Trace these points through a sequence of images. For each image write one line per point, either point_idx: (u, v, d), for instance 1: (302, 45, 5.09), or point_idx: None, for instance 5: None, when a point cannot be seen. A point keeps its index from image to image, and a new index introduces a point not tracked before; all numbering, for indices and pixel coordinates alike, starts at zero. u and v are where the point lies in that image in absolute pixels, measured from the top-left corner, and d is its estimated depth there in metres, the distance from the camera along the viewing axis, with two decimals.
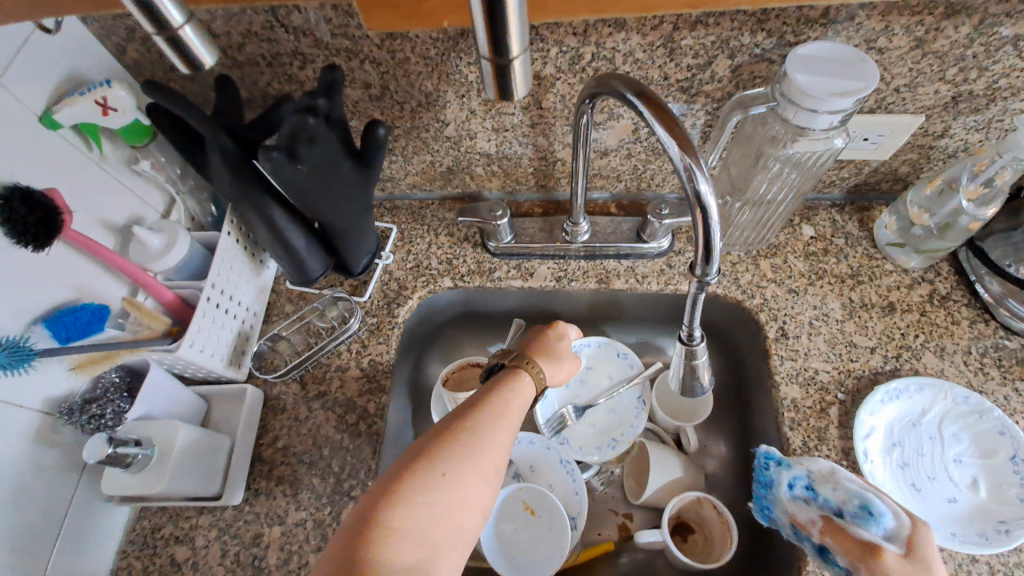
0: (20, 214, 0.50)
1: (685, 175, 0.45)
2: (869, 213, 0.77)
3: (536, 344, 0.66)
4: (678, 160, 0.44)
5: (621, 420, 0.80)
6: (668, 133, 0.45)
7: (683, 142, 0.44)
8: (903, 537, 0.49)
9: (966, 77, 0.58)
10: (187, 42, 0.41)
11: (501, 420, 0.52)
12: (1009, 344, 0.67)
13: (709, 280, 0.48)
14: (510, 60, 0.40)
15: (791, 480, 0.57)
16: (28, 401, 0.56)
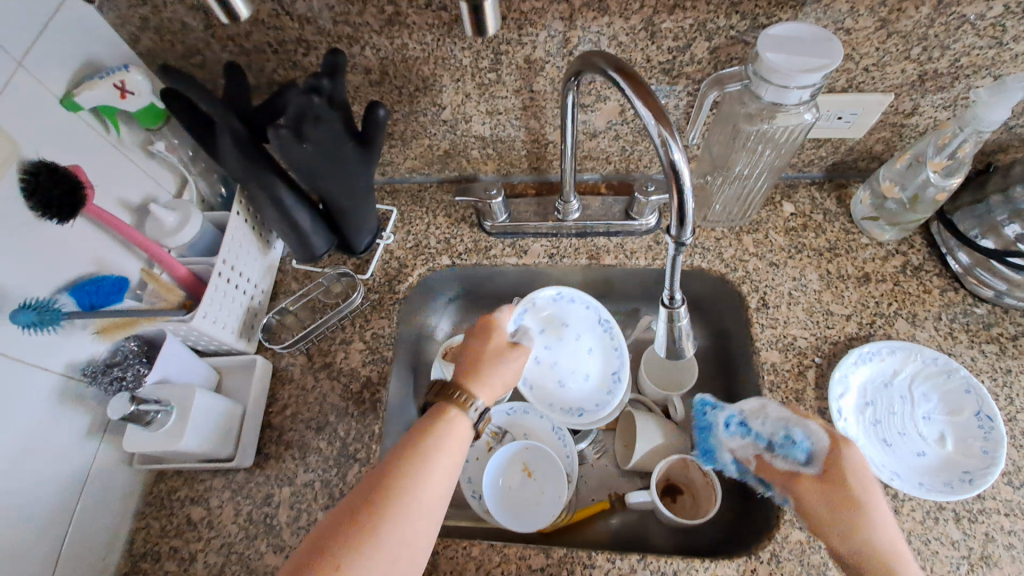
0: (47, 186, 0.55)
1: (661, 146, 0.48)
2: (846, 190, 0.80)
3: (473, 360, 0.64)
4: (655, 132, 0.48)
5: (601, 354, 0.82)
6: (644, 106, 0.48)
7: (659, 114, 0.48)
8: (821, 459, 0.59)
9: (930, 55, 0.62)
10: None
11: (434, 470, 0.53)
12: (977, 311, 0.71)
13: (684, 242, 0.52)
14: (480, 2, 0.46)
15: (726, 419, 0.65)
16: (53, 364, 0.59)
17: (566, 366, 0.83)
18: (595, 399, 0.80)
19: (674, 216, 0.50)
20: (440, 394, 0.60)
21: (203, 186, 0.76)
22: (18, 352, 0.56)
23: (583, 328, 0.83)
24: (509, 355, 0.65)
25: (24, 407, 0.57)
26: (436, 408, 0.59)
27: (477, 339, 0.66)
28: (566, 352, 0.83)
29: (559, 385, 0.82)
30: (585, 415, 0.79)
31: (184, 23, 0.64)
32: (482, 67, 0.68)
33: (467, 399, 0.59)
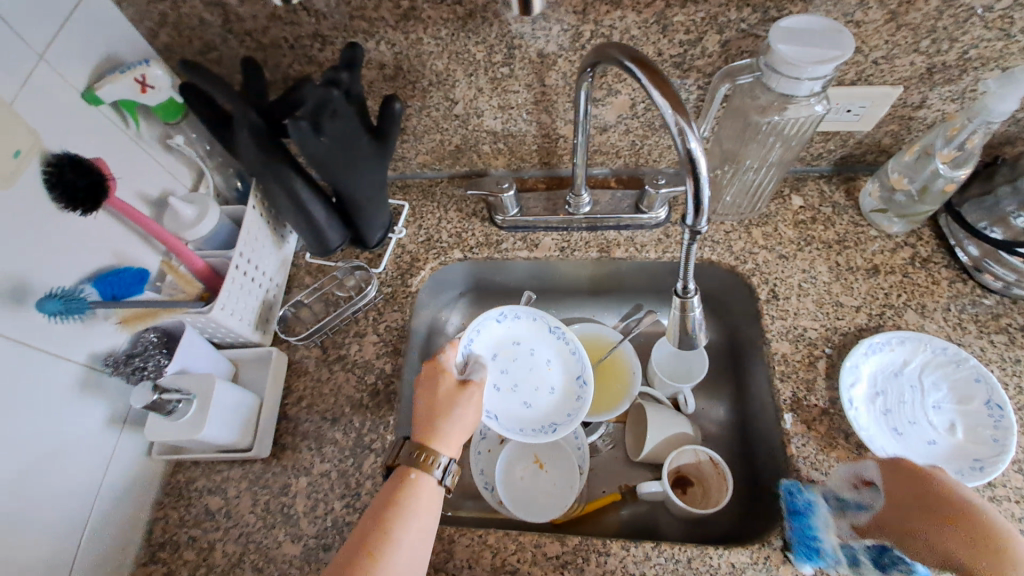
0: (71, 180, 0.56)
1: (677, 136, 0.49)
2: (855, 183, 0.81)
3: (428, 413, 0.63)
4: (672, 121, 0.49)
5: (561, 363, 0.80)
6: (662, 95, 0.49)
7: (676, 104, 0.49)
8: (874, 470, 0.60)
9: (939, 48, 0.63)
10: None
11: (407, 518, 0.55)
12: (986, 301, 0.71)
13: (700, 231, 0.52)
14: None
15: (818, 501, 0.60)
16: (75, 354, 0.60)
17: (528, 386, 0.80)
18: (566, 410, 0.77)
19: (690, 205, 0.51)
20: (402, 457, 0.60)
21: (218, 181, 0.77)
22: (43, 342, 0.57)
23: (535, 340, 0.81)
24: (463, 398, 0.64)
25: (48, 397, 0.58)
26: (399, 472, 0.59)
27: (426, 388, 0.65)
28: (523, 372, 0.80)
29: (524, 407, 0.78)
30: (559, 428, 0.75)
31: (202, 19, 0.65)
32: (495, 61, 0.69)
33: (431, 459, 0.59)
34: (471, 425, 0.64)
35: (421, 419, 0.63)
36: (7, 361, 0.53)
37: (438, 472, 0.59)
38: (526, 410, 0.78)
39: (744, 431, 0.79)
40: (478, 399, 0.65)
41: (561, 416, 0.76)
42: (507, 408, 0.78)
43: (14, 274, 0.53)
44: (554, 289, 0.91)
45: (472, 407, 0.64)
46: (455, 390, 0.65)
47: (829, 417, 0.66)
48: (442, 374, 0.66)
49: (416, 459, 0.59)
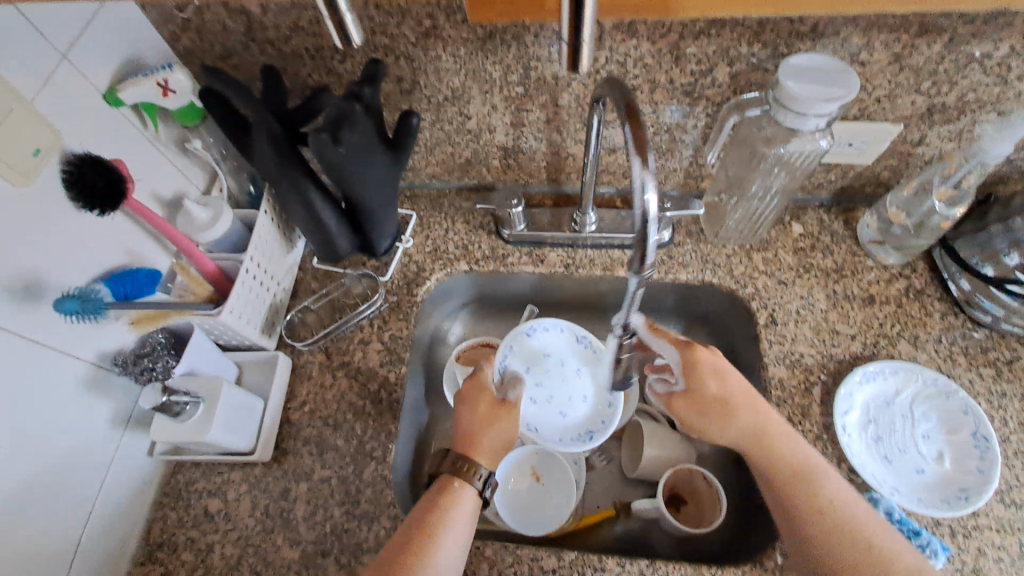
0: (89, 179, 0.56)
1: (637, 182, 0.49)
2: (853, 213, 0.83)
3: (469, 426, 0.65)
4: (634, 165, 0.49)
5: (592, 372, 0.83)
6: (634, 136, 0.49)
7: (641, 148, 0.49)
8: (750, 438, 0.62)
9: (939, 90, 0.65)
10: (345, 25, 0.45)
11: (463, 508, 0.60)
12: (976, 335, 0.74)
13: (644, 276, 0.52)
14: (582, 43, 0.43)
15: None
16: (85, 352, 0.61)
17: (560, 396, 0.83)
18: (599, 418, 0.80)
19: (636, 252, 0.51)
20: (445, 464, 0.61)
21: (231, 183, 0.78)
22: (53, 340, 0.57)
23: (565, 351, 0.84)
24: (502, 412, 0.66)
25: (55, 394, 0.58)
26: (442, 478, 0.61)
27: (466, 403, 0.67)
28: (556, 382, 0.83)
29: (560, 416, 0.81)
30: (595, 435, 0.78)
31: (225, 26, 0.66)
32: (511, 81, 0.70)
33: (472, 469, 0.61)
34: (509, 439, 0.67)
35: (461, 431, 0.65)
36: (17, 358, 0.54)
37: (478, 482, 0.61)
38: (562, 419, 0.81)
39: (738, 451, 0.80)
40: (516, 416, 0.68)
41: (596, 423, 0.79)
42: (545, 419, 0.81)
43: (30, 271, 0.54)
44: (556, 304, 0.92)
45: (511, 421, 0.66)
46: (496, 405, 0.67)
47: (822, 443, 0.68)
48: (483, 390, 0.68)
49: (459, 468, 0.61)
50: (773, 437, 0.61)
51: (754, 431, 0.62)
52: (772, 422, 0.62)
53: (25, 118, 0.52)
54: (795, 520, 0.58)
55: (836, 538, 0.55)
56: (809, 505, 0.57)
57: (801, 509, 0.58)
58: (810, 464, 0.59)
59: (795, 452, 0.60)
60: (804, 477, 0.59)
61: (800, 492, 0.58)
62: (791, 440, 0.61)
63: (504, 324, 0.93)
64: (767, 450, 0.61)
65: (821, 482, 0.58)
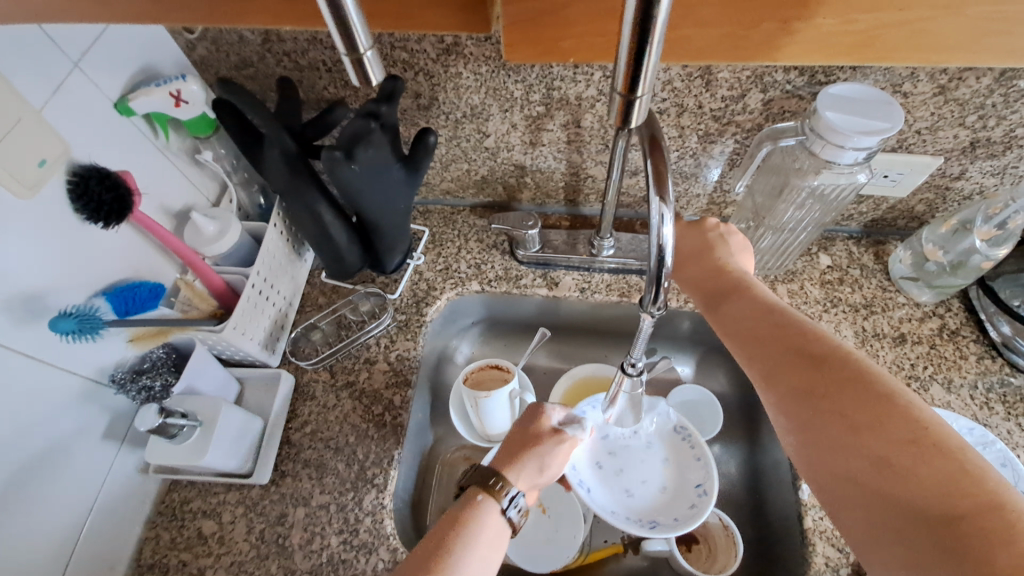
0: (94, 190, 0.55)
1: (655, 219, 0.46)
2: (884, 247, 0.80)
3: (511, 446, 0.61)
4: (654, 205, 0.46)
5: (681, 463, 0.69)
6: (654, 175, 0.47)
7: (660, 184, 0.47)
8: (741, 270, 0.60)
9: (985, 124, 0.62)
10: (367, 66, 0.45)
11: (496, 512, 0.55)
12: (1014, 381, 0.69)
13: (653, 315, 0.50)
14: (637, 97, 0.45)
15: None
16: (81, 369, 0.59)
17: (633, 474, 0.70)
18: (672, 511, 0.66)
19: (649, 287, 0.48)
20: (474, 477, 0.57)
21: (241, 195, 0.76)
22: (50, 356, 0.55)
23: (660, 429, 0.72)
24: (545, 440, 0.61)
25: (49, 409, 0.56)
26: (468, 493, 0.56)
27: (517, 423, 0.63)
28: (638, 455, 0.71)
29: (626, 495, 0.68)
30: (657, 529, 0.64)
31: (242, 36, 0.65)
32: (532, 100, 0.68)
33: (502, 487, 0.56)
34: (550, 472, 0.61)
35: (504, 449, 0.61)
36: (11, 374, 0.52)
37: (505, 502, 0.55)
38: (624, 501, 0.68)
39: (756, 492, 0.76)
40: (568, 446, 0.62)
41: (665, 515, 0.66)
42: (606, 494, 0.68)
43: (30, 284, 0.52)
44: (569, 328, 0.89)
45: (559, 451, 0.61)
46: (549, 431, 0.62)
47: None
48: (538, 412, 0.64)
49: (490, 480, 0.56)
50: (798, 338, 0.50)
51: (771, 332, 0.52)
52: (802, 322, 0.52)
53: (31, 128, 0.50)
54: (837, 442, 0.45)
55: (890, 458, 0.42)
56: (849, 417, 0.45)
57: (841, 420, 0.45)
58: (852, 362, 0.47)
59: (834, 354, 0.48)
60: (842, 381, 0.46)
61: (835, 401, 0.46)
62: (826, 340, 0.49)
63: (514, 346, 0.91)
64: (791, 353, 0.50)
65: (867, 384, 0.45)
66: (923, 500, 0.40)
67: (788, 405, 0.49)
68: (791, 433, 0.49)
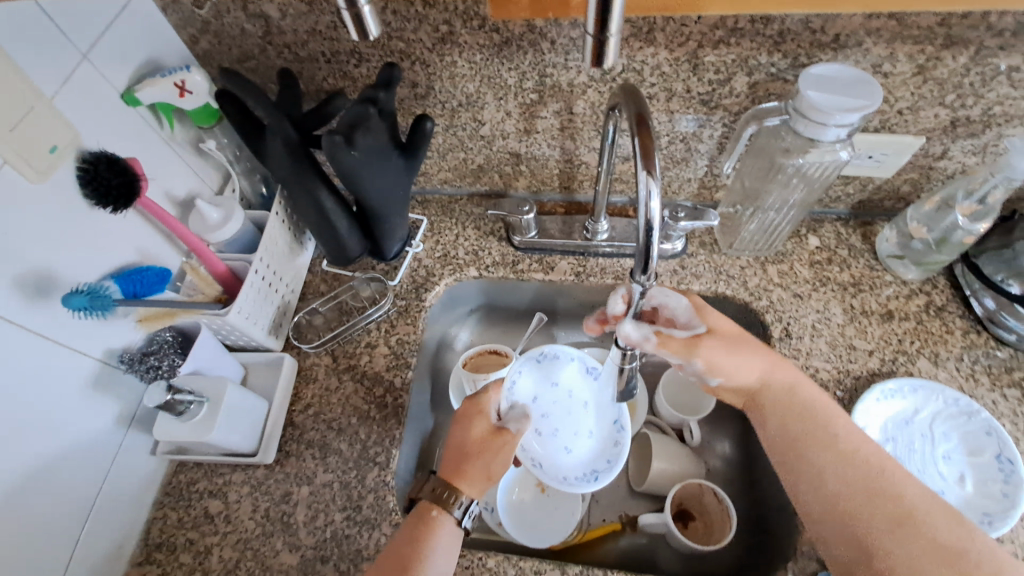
0: (105, 176, 0.57)
1: (643, 191, 0.48)
2: (872, 228, 0.81)
3: (459, 451, 0.63)
4: (642, 179, 0.48)
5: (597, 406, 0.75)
6: (641, 149, 0.48)
7: (648, 155, 0.48)
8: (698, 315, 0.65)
9: (964, 103, 0.63)
10: (364, 19, 0.45)
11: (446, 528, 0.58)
12: (999, 354, 0.71)
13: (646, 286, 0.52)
14: (608, 35, 0.44)
15: None
16: (92, 350, 0.61)
17: (565, 430, 0.75)
18: (605, 458, 0.72)
19: (639, 260, 0.50)
20: (425, 491, 0.60)
21: (244, 185, 0.78)
22: (64, 336, 0.57)
23: (573, 385, 0.76)
24: (494, 442, 0.64)
25: (60, 389, 0.58)
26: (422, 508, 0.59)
27: (460, 429, 0.65)
28: (562, 416, 0.75)
29: (563, 452, 0.73)
30: (600, 478, 0.69)
31: (243, 29, 0.67)
32: (525, 87, 0.70)
33: (453, 498, 0.59)
34: (501, 468, 0.63)
35: (450, 453, 0.63)
36: (25, 352, 0.54)
37: (458, 512, 0.59)
38: (563, 456, 0.73)
39: (750, 469, 0.78)
40: (510, 448, 0.64)
41: (599, 460, 0.72)
42: (546, 455, 0.73)
43: (42, 266, 0.54)
44: (565, 313, 0.91)
45: (504, 451, 0.64)
46: (492, 433, 0.65)
47: None
48: (475, 417, 0.65)
49: (438, 495, 0.59)
50: (815, 420, 0.60)
51: (795, 411, 0.61)
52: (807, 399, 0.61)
53: (44, 117, 0.52)
54: (863, 512, 0.54)
55: (889, 532, 0.53)
56: (864, 503, 0.55)
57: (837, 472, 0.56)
58: (862, 454, 0.57)
59: (841, 447, 0.57)
60: (869, 473, 0.56)
61: (866, 502, 0.55)
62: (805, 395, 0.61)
63: (512, 331, 0.93)
64: (800, 415, 0.61)
65: (880, 492, 0.54)
66: (857, 514, 0.55)
67: (841, 476, 0.56)
68: (816, 510, 0.57)
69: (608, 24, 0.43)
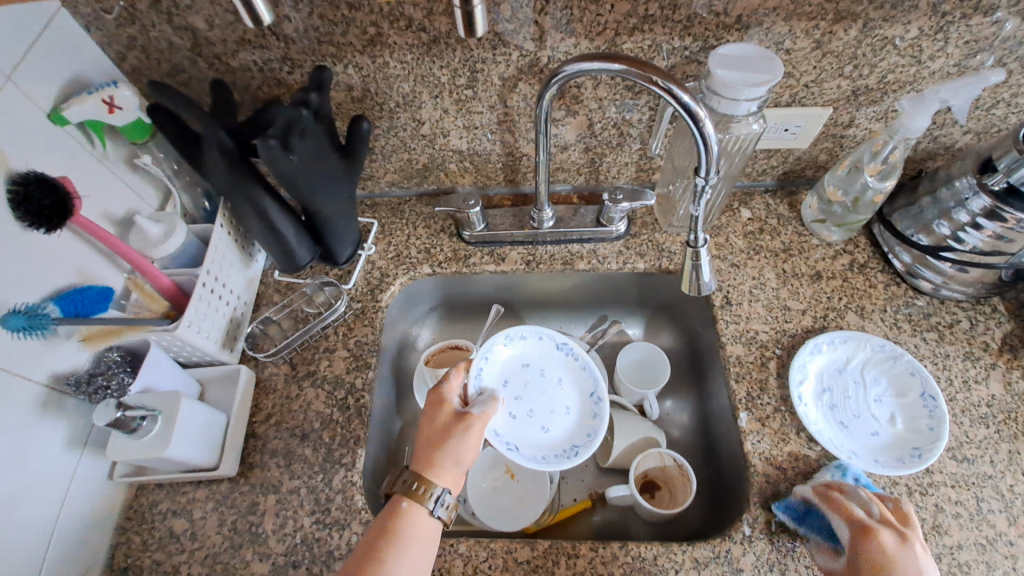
0: (36, 197, 0.56)
1: (667, 96, 0.55)
2: (797, 196, 0.87)
3: (428, 443, 0.63)
4: (658, 88, 0.54)
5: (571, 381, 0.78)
6: (645, 75, 0.54)
7: (662, 75, 0.54)
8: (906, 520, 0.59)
9: (861, 72, 0.69)
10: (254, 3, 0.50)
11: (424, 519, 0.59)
12: (918, 303, 0.77)
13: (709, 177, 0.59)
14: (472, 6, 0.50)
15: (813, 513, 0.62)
16: (36, 375, 0.59)
17: (542, 410, 0.77)
18: (584, 431, 0.74)
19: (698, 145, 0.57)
20: (398, 485, 0.60)
21: (186, 200, 0.78)
22: (2, 361, 0.56)
23: (546, 363, 0.80)
24: (459, 431, 0.64)
25: (5, 417, 0.56)
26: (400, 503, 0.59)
27: (426, 420, 0.65)
28: (536, 395, 0.78)
29: (542, 432, 0.75)
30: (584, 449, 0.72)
31: (172, 43, 0.67)
32: (459, 84, 0.72)
33: (425, 490, 0.59)
34: (467, 457, 0.63)
35: (420, 443, 0.64)
36: None
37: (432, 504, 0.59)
38: (541, 435, 0.74)
39: (706, 434, 0.82)
40: (476, 433, 0.64)
41: (580, 435, 0.74)
42: (526, 438, 0.74)
43: None
44: (521, 303, 0.93)
45: (469, 438, 0.64)
46: (457, 421, 0.65)
47: (781, 414, 0.70)
48: (441, 405, 0.66)
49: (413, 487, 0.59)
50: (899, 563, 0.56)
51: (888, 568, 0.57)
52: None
53: None
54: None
55: None
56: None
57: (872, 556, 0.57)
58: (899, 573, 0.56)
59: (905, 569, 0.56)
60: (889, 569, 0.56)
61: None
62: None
63: (472, 325, 0.95)
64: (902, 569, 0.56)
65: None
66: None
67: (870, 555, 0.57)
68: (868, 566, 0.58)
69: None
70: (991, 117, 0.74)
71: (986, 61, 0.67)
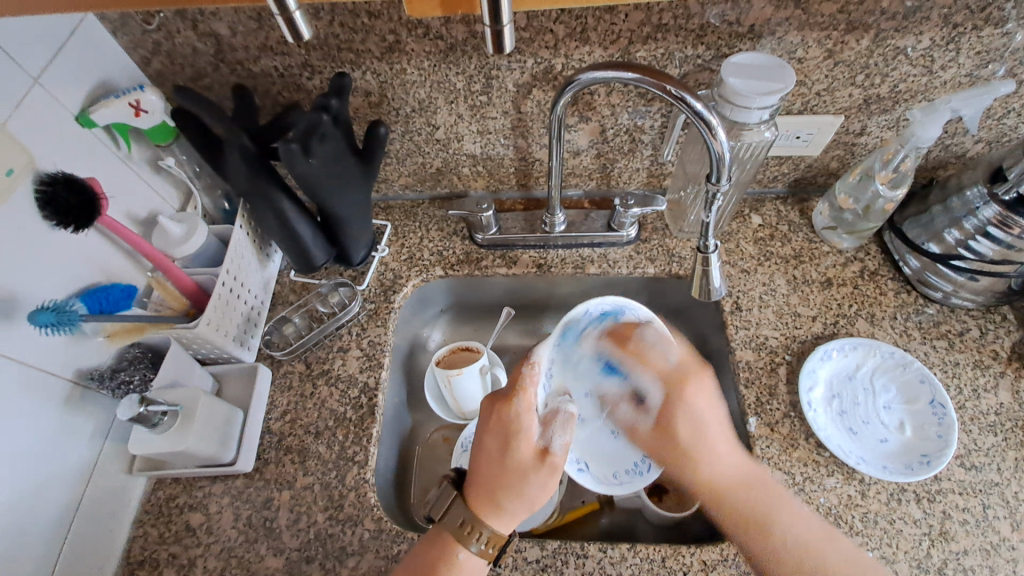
0: (64, 196, 0.58)
1: (681, 104, 0.56)
2: (808, 204, 0.88)
3: (497, 482, 0.58)
4: (670, 93, 0.55)
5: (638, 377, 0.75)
6: (656, 83, 0.56)
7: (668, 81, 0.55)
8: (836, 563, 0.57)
9: (872, 81, 0.70)
10: (295, 23, 0.49)
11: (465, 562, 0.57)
12: (929, 311, 0.77)
13: (722, 183, 0.60)
14: (502, 25, 0.49)
15: None
16: (62, 370, 0.61)
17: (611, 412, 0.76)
18: None
19: (713, 164, 0.59)
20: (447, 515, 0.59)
21: (205, 201, 0.80)
22: (33, 358, 0.58)
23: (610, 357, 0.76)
24: (533, 474, 0.59)
25: (31, 409, 0.58)
26: (444, 539, 0.58)
27: (496, 454, 0.59)
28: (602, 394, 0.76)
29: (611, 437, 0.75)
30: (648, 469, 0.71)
31: (196, 48, 0.69)
32: (474, 90, 0.73)
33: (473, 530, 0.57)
34: (538, 500, 0.60)
35: (484, 482, 0.59)
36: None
37: (477, 545, 0.57)
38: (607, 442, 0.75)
39: None
40: (553, 475, 0.60)
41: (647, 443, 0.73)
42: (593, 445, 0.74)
43: (7, 287, 0.55)
44: (532, 306, 0.94)
45: (546, 481, 0.59)
46: (531, 462, 0.59)
47: (790, 419, 0.70)
48: (514, 440, 0.59)
49: (463, 531, 0.57)
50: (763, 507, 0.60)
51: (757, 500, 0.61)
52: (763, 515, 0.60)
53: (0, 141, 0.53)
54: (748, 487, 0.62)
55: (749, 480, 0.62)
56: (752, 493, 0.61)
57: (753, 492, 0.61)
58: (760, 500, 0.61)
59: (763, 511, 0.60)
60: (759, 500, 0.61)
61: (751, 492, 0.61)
62: (731, 470, 0.63)
63: (483, 327, 0.96)
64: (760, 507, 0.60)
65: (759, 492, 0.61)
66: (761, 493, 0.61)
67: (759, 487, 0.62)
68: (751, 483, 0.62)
69: (500, 15, 0.48)
70: (1002, 127, 0.74)
71: (998, 71, 0.67)
